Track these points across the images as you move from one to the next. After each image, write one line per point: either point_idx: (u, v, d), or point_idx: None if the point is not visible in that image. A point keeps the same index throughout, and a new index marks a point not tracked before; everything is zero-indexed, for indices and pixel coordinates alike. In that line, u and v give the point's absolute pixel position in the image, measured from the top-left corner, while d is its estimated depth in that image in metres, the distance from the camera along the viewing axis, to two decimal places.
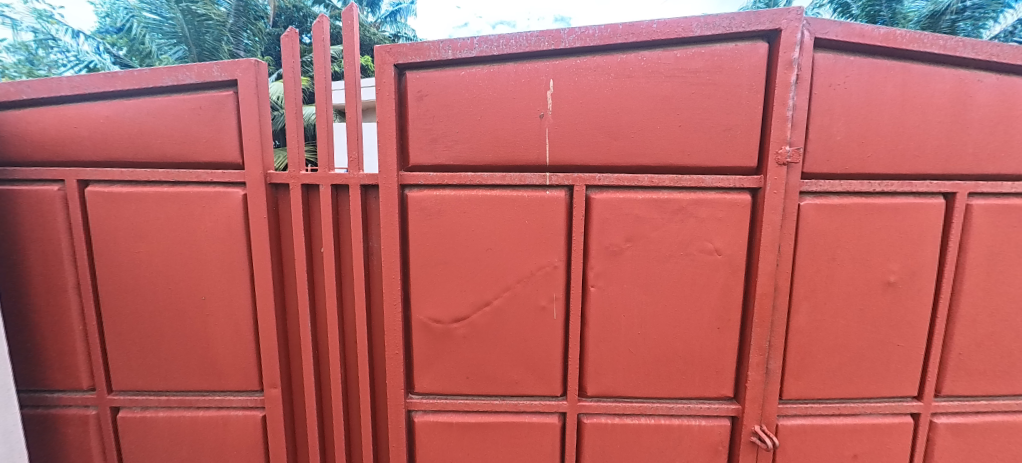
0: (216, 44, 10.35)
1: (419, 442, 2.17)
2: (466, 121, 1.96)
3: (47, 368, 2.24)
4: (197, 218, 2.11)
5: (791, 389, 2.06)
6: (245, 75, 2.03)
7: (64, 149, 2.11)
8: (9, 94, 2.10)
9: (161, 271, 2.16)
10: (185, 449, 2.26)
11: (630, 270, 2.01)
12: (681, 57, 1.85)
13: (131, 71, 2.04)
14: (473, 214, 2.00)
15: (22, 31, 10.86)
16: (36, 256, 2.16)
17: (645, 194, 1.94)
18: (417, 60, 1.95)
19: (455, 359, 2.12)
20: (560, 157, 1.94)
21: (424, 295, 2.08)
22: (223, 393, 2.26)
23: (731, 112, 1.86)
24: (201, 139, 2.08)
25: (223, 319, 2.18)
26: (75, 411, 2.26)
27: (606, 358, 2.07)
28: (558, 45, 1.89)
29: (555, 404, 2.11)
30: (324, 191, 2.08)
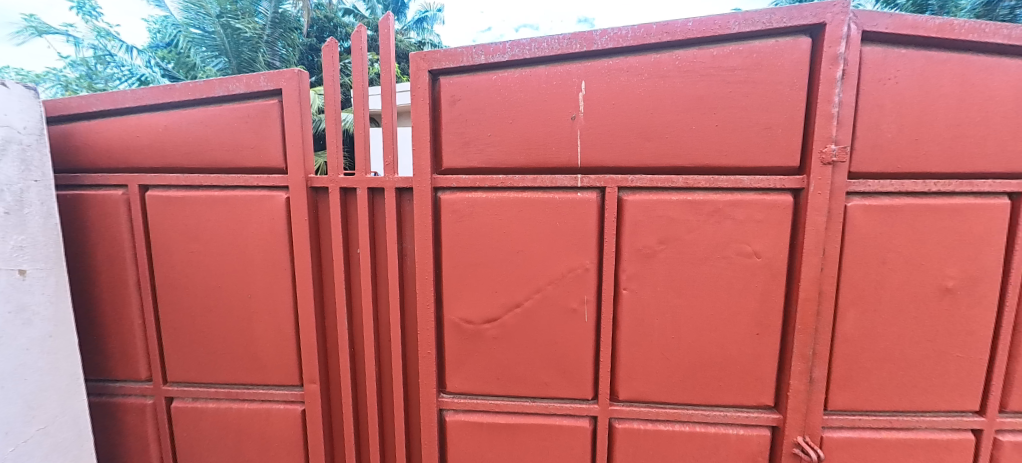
0: (253, 55, 10.91)
1: (450, 440, 2.20)
2: (497, 124, 1.98)
3: (110, 360, 2.40)
4: (243, 220, 2.22)
5: (836, 399, 1.96)
6: (288, 84, 2.12)
7: (128, 157, 2.27)
8: (81, 107, 2.27)
9: (210, 270, 2.29)
10: (231, 439, 2.38)
11: (663, 273, 1.97)
12: (718, 56, 1.80)
13: (187, 83, 2.18)
14: (505, 216, 2.01)
15: (84, 48, 11.77)
16: (101, 255, 2.33)
17: (679, 195, 1.90)
18: (450, 66, 1.99)
19: (486, 359, 2.13)
20: (592, 159, 1.92)
21: (456, 296, 2.11)
22: (266, 387, 2.36)
23: (771, 110, 1.80)
24: (249, 146, 2.19)
25: (267, 317, 2.29)
26: (134, 400, 2.42)
27: (638, 363, 2.04)
28: (589, 46, 1.88)
29: (586, 408, 2.09)
30: (360, 194, 2.15)
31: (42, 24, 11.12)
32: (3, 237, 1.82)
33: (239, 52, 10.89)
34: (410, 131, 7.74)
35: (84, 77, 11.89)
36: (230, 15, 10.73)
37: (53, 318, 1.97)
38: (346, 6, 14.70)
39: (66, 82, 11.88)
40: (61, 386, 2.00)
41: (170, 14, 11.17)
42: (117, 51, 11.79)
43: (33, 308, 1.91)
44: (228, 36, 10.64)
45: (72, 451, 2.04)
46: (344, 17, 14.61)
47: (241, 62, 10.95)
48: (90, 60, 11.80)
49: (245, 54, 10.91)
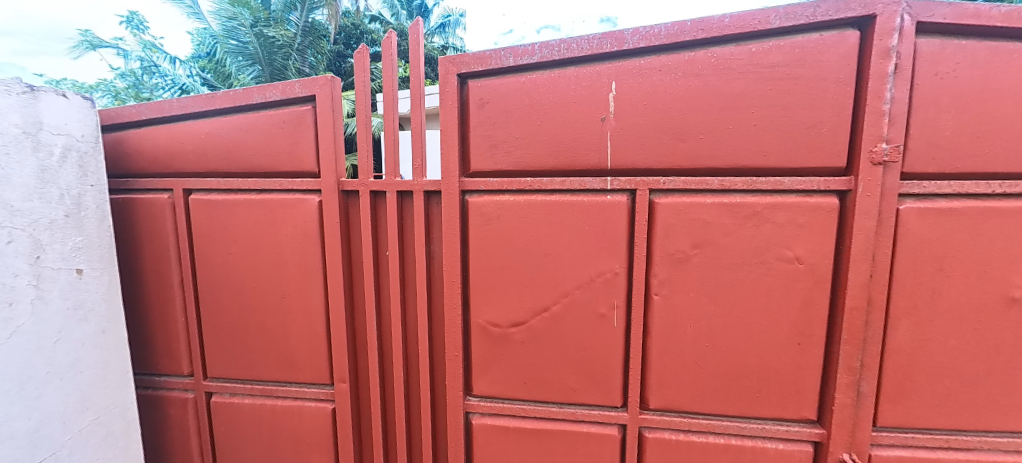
0: (284, 62, 11.36)
1: (477, 444, 2.19)
2: (526, 126, 1.96)
3: (155, 355, 2.51)
4: (278, 222, 2.28)
5: (885, 414, 1.84)
6: (322, 90, 2.17)
7: (173, 162, 2.37)
8: (133, 116, 2.38)
9: (246, 270, 2.35)
10: (265, 435, 2.44)
11: (697, 278, 1.90)
12: (757, 52, 1.73)
13: (228, 91, 2.25)
14: (533, 219, 1.99)
15: (131, 59, 12.45)
16: (147, 256, 2.43)
17: (715, 198, 1.83)
18: (479, 69, 1.98)
19: (514, 364, 2.11)
20: (623, 161, 1.88)
21: (483, 299, 2.10)
22: (298, 385, 2.41)
23: (814, 108, 1.71)
24: (284, 151, 2.25)
25: (300, 317, 2.33)
26: (177, 394, 2.51)
27: (670, 371, 1.97)
28: (621, 46, 1.83)
29: (615, 416, 2.04)
30: (390, 197, 2.17)
31: (95, 38, 11.84)
32: (64, 238, 1.92)
33: (272, 59, 11.34)
34: (439, 132, 7.82)
35: (131, 87, 12.57)
36: (262, 25, 11.12)
37: (107, 315, 2.07)
38: (373, 13, 15.03)
39: (116, 92, 12.59)
40: (112, 379, 2.09)
41: (209, 26, 11.69)
42: (160, 62, 12.42)
43: (89, 306, 2.01)
44: (261, 44, 11.06)
45: (122, 442, 2.12)
46: (370, 23, 14.93)
47: (273, 70, 11.46)
48: (137, 70, 12.47)
49: (277, 62, 11.39)
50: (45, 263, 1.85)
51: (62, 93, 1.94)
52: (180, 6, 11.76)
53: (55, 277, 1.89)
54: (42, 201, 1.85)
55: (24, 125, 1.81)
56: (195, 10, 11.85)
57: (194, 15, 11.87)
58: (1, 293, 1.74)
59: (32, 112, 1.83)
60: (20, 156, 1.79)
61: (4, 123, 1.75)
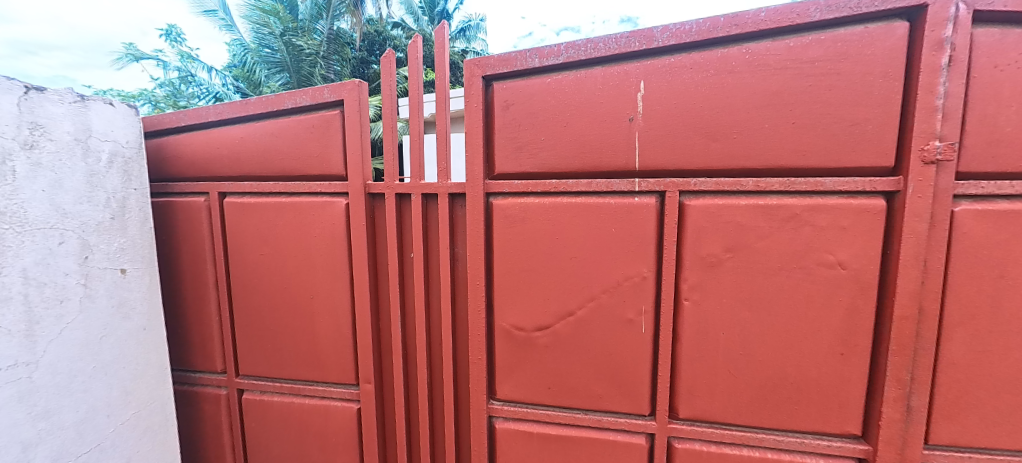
0: (311, 70, 11.70)
1: (501, 449, 2.16)
2: (552, 127, 1.93)
3: (189, 352, 2.58)
4: (307, 224, 2.31)
5: (938, 431, 1.73)
6: (349, 95, 2.19)
7: (208, 166, 2.44)
8: (172, 122, 2.45)
9: (275, 271, 2.40)
10: (292, 433, 2.47)
11: (730, 283, 1.83)
12: (795, 47, 1.65)
13: (260, 97, 2.30)
14: (559, 222, 1.95)
15: (170, 70, 13.03)
16: (183, 256, 2.51)
17: (750, 199, 1.76)
18: (504, 71, 1.96)
19: (538, 368, 2.07)
20: (652, 162, 1.82)
21: (508, 303, 2.07)
22: (325, 384, 2.43)
23: (857, 105, 1.63)
24: (313, 155, 2.28)
25: (326, 317, 2.36)
26: (211, 390, 2.58)
27: (702, 379, 1.90)
28: (650, 44, 1.78)
29: (643, 424, 1.97)
30: (415, 199, 2.17)
31: (137, 51, 12.45)
32: (110, 239, 1.99)
33: (299, 67, 11.69)
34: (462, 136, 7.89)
35: (169, 96, 13.12)
36: (291, 33, 11.43)
37: (148, 314, 2.14)
38: (395, 20, 15.32)
39: (156, 100, 13.19)
40: (152, 375, 2.16)
41: (241, 36, 12.11)
42: (196, 72, 12.94)
43: (132, 304, 2.08)
44: (290, 53, 11.45)
45: (159, 435, 2.19)
46: (393, 30, 15.22)
47: (301, 77, 11.79)
48: (174, 80, 13.02)
49: (304, 69, 11.72)
50: (93, 263, 1.92)
51: (109, 101, 2.02)
52: (214, 18, 12.23)
53: (102, 276, 1.96)
54: (91, 204, 1.92)
55: (76, 132, 1.88)
56: (229, 21, 12.31)
57: (227, 27, 12.31)
58: (54, 291, 1.80)
59: (83, 120, 1.90)
60: (73, 161, 1.86)
61: (58, 130, 1.82)
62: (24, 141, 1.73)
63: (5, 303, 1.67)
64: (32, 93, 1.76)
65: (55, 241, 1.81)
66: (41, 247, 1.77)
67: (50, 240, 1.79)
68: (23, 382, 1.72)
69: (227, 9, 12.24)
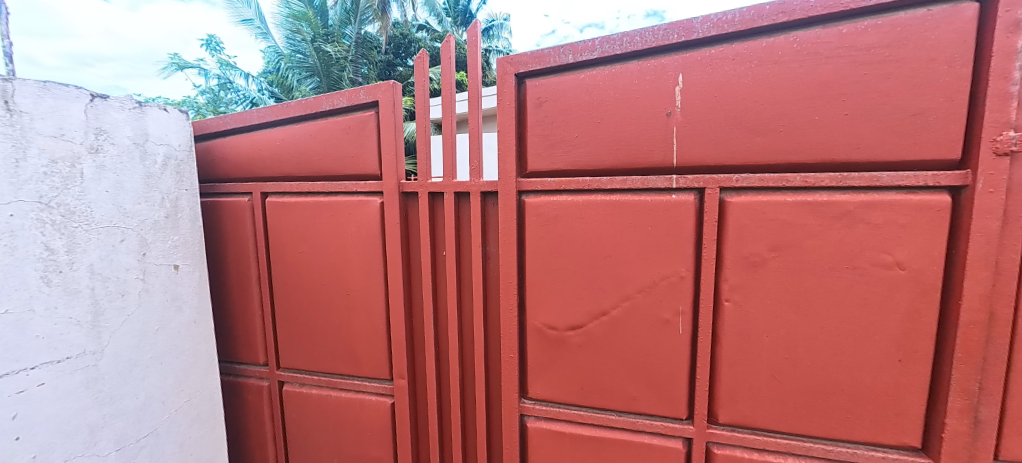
0: (340, 74, 12.05)
1: (532, 448, 2.15)
2: (585, 123, 1.90)
3: (233, 345, 2.69)
4: (343, 222, 2.37)
5: (1009, 446, 1.60)
6: (384, 96, 2.23)
7: (251, 167, 2.54)
8: (218, 126, 2.57)
9: (313, 267, 2.47)
10: (328, 426, 2.54)
11: (774, 284, 1.75)
12: (848, 34, 1.56)
13: (300, 100, 2.37)
14: (592, 220, 1.92)
15: (211, 78, 13.68)
16: (229, 252, 2.61)
17: (796, 196, 1.67)
18: (537, 68, 1.94)
19: (571, 368, 2.05)
20: (690, 158, 1.77)
21: (541, 302, 2.05)
22: (359, 378, 2.49)
23: (918, 94, 1.52)
24: (349, 155, 2.33)
25: (361, 313, 2.41)
26: (253, 381, 2.68)
27: (743, 384, 1.83)
28: (689, 36, 1.72)
29: (679, 428, 1.92)
30: (447, 197, 2.18)
31: (181, 60, 13.13)
32: (164, 237, 2.10)
33: (329, 71, 12.06)
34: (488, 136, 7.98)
35: (209, 104, 13.79)
36: (321, 40, 11.98)
37: (197, 308, 2.24)
38: (420, 23, 15.60)
39: (198, 107, 13.84)
40: (202, 365, 2.27)
41: (275, 43, 12.55)
42: (234, 78, 13.51)
43: (184, 297, 2.18)
44: (320, 58, 11.88)
45: (207, 422, 2.29)
46: (417, 32, 15.47)
47: (331, 81, 12.16)
48: (215, 87, 13.64)
49: (333, 74, 12.05)
50: (149, 259, 2.03)
51: (163, 107, 2.12)
52: (251, 27, 12.75)
53: (158, 272, 2.07)
54: (148, 204, 2.03)
55: (135, 137, 1.98)
56: (264, 29, 12.82)
57: (263, 35, 12.83)
58: (116, 285, 1.91)
59: (141, 125, 2.01)
60: (133, 164, 1.97)
61: (120, 135, 1.93)
62: (91, 145, 1.83)
63: (74, 295, 1.78)
64: (97, 100, 1.87)
65: (117, 238, 1.91)
66: (105, 244, 1.87)
67: (113, 237, 1.90)
68: (90, 369, 1.83)
69: (262, 18, 12.74)
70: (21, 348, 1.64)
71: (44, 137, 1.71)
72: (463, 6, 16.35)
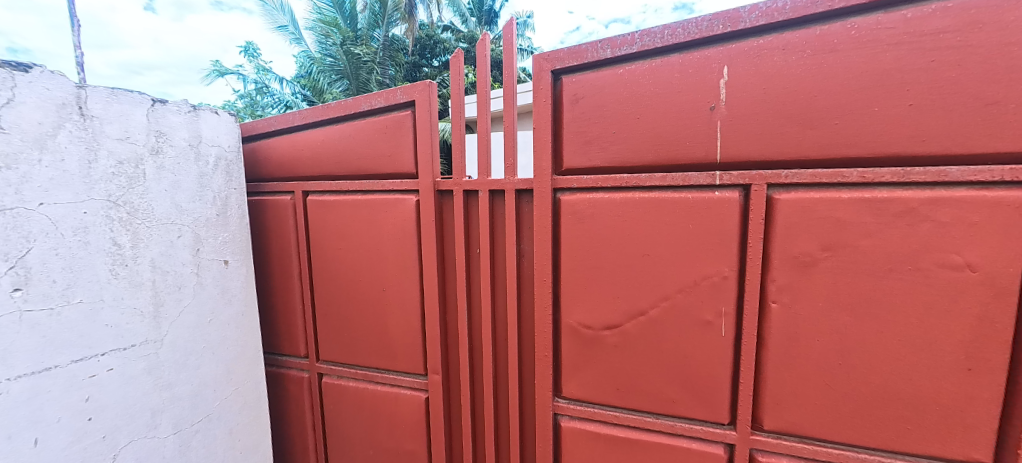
0: (369, 76, 12.33)
1: (566, 448, 2.13)
2: (623, 119, 1.86)
3: (276, 338, 2.80)
4: (380, 220, 2.42)
5: None
6: (420, 95, 2.25)
7: (294, 167, 2.63)
8: (263, 128, 2.67)
9: (350, 264, 2.53)
10: (364, 418, 2.61)
11: (826, 286, 1.66)
12: (912, 19, 1.46)
13: (339, 101, 2.44)
14: (630, 218, 1.88)
15: (250, 82, 14.27)
16: (272, 248, 2.71)
17: (852, 193, 1.58)
18: (574, 64, 1.92)
19: (606, 368, 2.01)
20: (735, 154, 1.70)
21: (576, 300, 2.03)
22: (394, 372, 2.54)
23: (994, 82, 1.41)
24: (386, 155, 2.38)
25: (396, 309, 2.46)
26: (294, 372, 2.78)
27: (792, 389, 1.75)
28: (735, 26, 1.65)
29: (720, 433, 1.86)
30: (482, 195, 2.19)
31: (222, 67, 13.76)
32: (216, 233, 2.20)
33: (357, 74, 12.30)
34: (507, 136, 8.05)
35: (247, 107, 14.38)
36: (349, 43, 12.10)
37: (244, 301, 2.35)
38: (445, 24, 15.76)
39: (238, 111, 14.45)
40: (249, 356, 2.38)
41: (308, 48, 12.96)
42: (270, 83, 14.04)
43: (233, 291, 2.29)
44: (349, 61, 12.05)
45: (253, 410, 2.39)
46: (443, 33, 15.68)
47: (359, 83, 12.39)
48: (253, 92, 14.22)
49: (361, 76, 12.34)
50: (203, 255, 2.14)
51: (214, 111, 2.23)
52: (286, 33, 13.22)
53: (210, 267, 2.17)
54: (202, 202, 2.14)
55: (190, 139, 2.09)
56: (297, 35, 13.26)
57: (296, 40, 13.29)
58: (174, 279, 2.02)
59: (195, 128, 2.11)
60: (188, 165, 2.08)
61: (177, 137, 2.04)
62: (152, 147, 1.94)
63: (137, 287, 1.89)
64: (157, 105, 1.97)
65: (174, 235, 2.02)
66: (164, 240, 1.98)
67: (171, 233, 2.01)
68: (151, 357, 1.95)
69: (296, 24, 13.20)
70: (92, 336, 1.76)
71: (112, 140, 1.82)
72: (489, 5, 16.41)
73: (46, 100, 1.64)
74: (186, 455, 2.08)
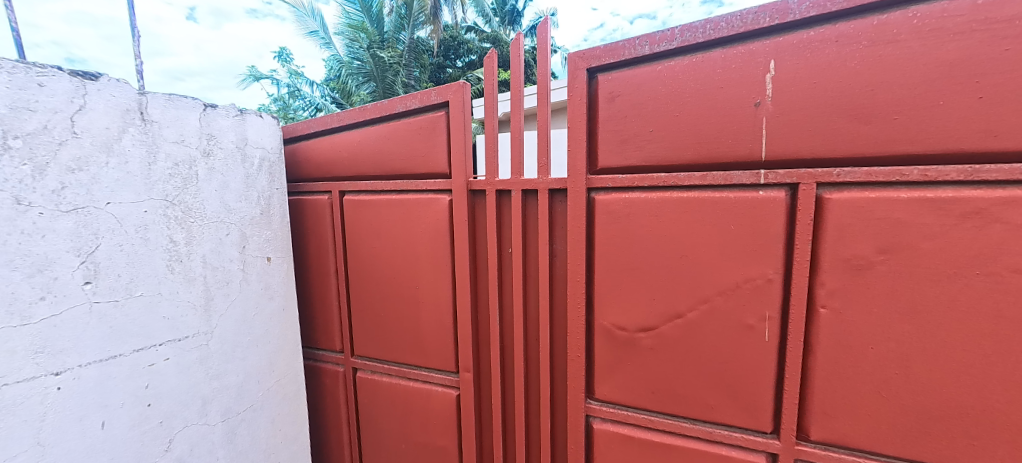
0: (394, 79, 12.60)
1: (598, 450, 2.10)
2: (661, 116, 1.81)
3: (313, 332, 2.89)
4: (413, 219, 2.46)
5: None
6: (454, 96, 2.27)
7: (331, 167, 2.71)
8: (303, 130, 2.76)
9: (384, 262, 2.59)
10: (397, 413, 2.65)
11: (881, 291, 1.57)
12: (982, 6, 1.36)
13: (375, 103, 2.49)
14: (667, 218, 1.83)
15: (284, 86, 14.76)
16: (310, 246, 2.80)
17: (911, 192, 1.49)
18: (610, 61, 1.89)
19: (641, 370, 1.97)
20: (781, 152, 1.63)
21: (610, 301, 2.00)
22: (426, 369, 2.57)
23: None
24: (420, 155, 2.41)
25: (429, 307, 2.49)
26: (330, 366, 2.86)
27: (841, 399, 1.66)
28: (784, 19, 1.58)
29: (762, 441, 1.79)
30: (515, 195, 2.19)
31: (257, 72, 14.32)
32: (260, 231, 2.29)
33: (384, 77, 12.56)
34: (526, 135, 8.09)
35: (281, 111, 14.89)
36: (376, 47, 12.66)
37: (285, 297, 2.44)
38: (468, 25, 15.89)
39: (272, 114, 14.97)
40: (289, 350, 2.47)
41: (337, 52, 13.32)
42: (302, 87, 14.50)
43: (275, 287, 2.38)
44: (376, 64, 12.60)
45: (293, 402, 2.49)
46: (467, 33, 15.82)
47: (385, 85, 12.64)
48: (286, 95, 14.71)
49: (388, 78, 12.61)
50: (248, 252, 2.23)
51: (259, 114, 2.32)
52: (316, 38, 13.62)
53: (254, 263, 2.27)
54: (247, 202, 2.23)
55: (237, 141, 2.18)
56: (327, 39, 13.64)
57: (326, 45, 13.68)
58: (223, 274, 2.12)
59: (241, 131, 2.20)
60: (235, 166, 2.17)
61: (225, 140, 2.13)
62: (203, 150, 2.04)
63: (190, 282, 1.99)
64: (208, 109, 2.07)
65: (223, 232, 2.12)
66: (214, 238, 2.08)
67: (220, 231, 2.11)
68: (203, 348, 2.05)
69: (326, 29, 13.61)
70: (151, 327, 1.86)
71: (169, 143, 1.91)
72: (511, 4, 16.48)
73: (112, 106, 1.74)
74: (233, 442, 2.18)
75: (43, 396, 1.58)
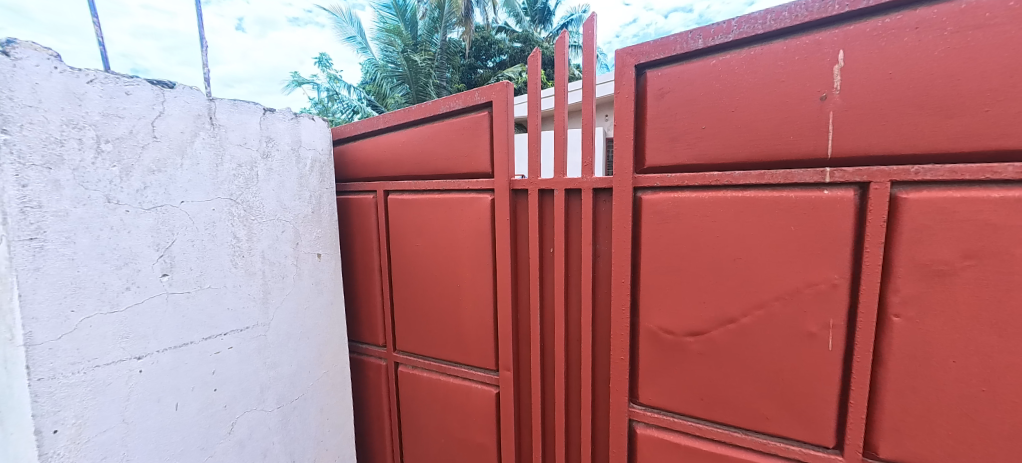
0: (427, 81, 12.85)
1: (642, 456, 2.04)
2: (714, 113, 1.74)
3: (358, 327, 2.98)
4: (455, 218, 2.49)
5: None
6: (498, 96, 2.28)
7: (377, 167, 2.78)
8: (351, 132, 2.86)
9: (426, 260, 2.63)
10: (437, 409, 2.69)
11: (962, 298, 1.44)
12: None
13: (420, 104, 2.54)
14: (720, 219, 1.76)
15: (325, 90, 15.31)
16: (357, 243, 2.88)
17: (999, 192, 1.35)
18: (660, 57, 1.83)
19: (688, 376, 1.90)
20: (849, 149, 1.53)
21: (657, 303, 1.94)
22: (466, 367, 2.60)
23: None
24: (463, 155, 2.43)
25: (469, 305, 2.51)
26: (374, 360, 2.94)
27: (914, 414, 1.54)
28: (855, 6, 1.48)
29: (823, 456, 1.68)
30: (558, 194, 2.17)
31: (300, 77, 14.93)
32: (312, 229, 2.40)
33: (417, 78, 12.82)
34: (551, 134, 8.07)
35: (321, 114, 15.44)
36: (410, 50, 12.95)
37: (333, 292, 2.54)
38: (500, 25, 15.98)
39: None
40: (336, 343, 2.56)
41: (374, 56, 13.70)
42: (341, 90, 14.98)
43: (324, 282, 2.48)
44: (409, 67, 12.84)
45: (339, 392, 2.58)
46: (498, 34, 15.90)
47: (419, 87, 12.90)
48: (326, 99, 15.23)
49: (421, 80, 12.87)
50: (301, 248, 2.34)
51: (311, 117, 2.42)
52: (354, 43, 14.05)
53: (307, 260, 2.37)
54: (301, 201, 2.33)
55: (292, 143, 2.29)
56: (365, 44, 14.08)
57: (364, 49, 14.09)
58: (279, 269, 2.23)
59: (296, 134, 2.31)
60: (290, 167, 2.27)
61: (282, 142, 2.24)
62: (263, 151, 2.15)
63: (251, 276, 2.10)
64: (267, 113, 2.18)
65: (280, 230, 2.23)
66: (272, 234, 2.19)
67: (277, 228, 2.21)
68: (262, 339, 2.16)
69: (363, 34, 14.04)
70: (217, 318, 1.98)
71: (234, 146, 2.03)
72: (542, 3, 16.44)
73: (186, 112, 1.86)
74: (287, 428, 2.29)
75: (128, 378, 1.71)
